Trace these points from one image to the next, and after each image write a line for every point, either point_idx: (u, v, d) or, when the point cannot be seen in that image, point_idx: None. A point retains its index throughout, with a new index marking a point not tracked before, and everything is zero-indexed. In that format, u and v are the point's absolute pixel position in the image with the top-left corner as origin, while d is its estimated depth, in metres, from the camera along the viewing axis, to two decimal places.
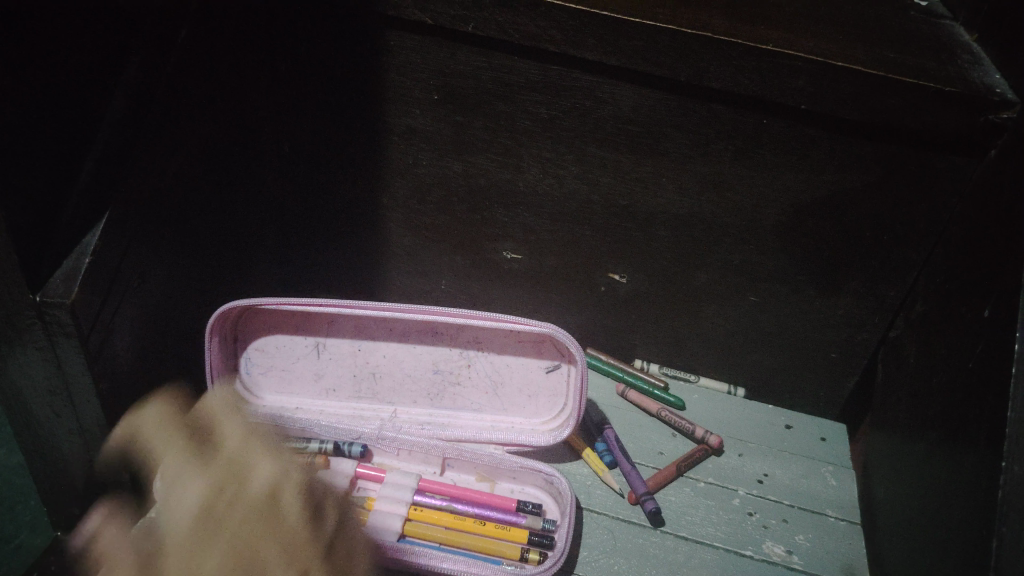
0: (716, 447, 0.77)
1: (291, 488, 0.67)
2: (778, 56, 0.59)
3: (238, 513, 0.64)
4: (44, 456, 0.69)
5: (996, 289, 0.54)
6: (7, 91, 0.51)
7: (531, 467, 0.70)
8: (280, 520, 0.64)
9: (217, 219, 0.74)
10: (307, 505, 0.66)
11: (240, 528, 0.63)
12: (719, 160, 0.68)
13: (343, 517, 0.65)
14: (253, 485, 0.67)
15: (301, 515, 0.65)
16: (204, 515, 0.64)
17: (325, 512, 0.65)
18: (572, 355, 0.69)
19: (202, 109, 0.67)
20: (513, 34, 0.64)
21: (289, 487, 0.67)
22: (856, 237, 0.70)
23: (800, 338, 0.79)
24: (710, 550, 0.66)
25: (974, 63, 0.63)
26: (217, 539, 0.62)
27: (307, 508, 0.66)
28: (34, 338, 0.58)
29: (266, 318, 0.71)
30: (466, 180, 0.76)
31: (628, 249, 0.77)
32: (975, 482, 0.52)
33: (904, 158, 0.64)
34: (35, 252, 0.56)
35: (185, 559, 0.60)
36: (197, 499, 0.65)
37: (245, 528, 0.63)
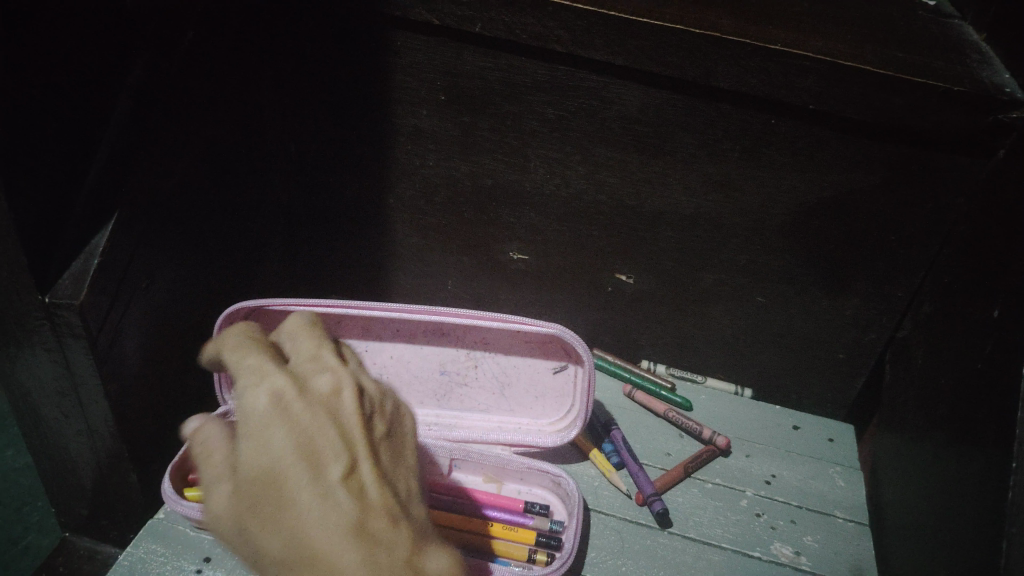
0: (723, 448, 0.77)
1: (360, 395, 0.59)
2: (786, 56, 0.59)
3: (314, 416, 0.55)
4: (53, 457, 0.69)
5: (1005, 289, 0.54)
6: (21, 93, 0.51)
7: (538, 468, 0.70)
8: (350, 423, 0.56)
9: (223, 220, 0.74)
10: (374, 419, 0.59)
11: (312, 429, 0.54)
12: (726, 160, 0.68)
13: (394, 439, 0.60)
14: (321, 382, 0.57)
15: (366, 425, 0.57)
16: (287, 410, 0.55)
17: (383, 429, 0.59)
18: (579, 356, 0.69)
19: (209, 110, 0.67)
20: (520, 34, 0.63)
21: (359, 396, 0.59)
22: (864, 237, 0.70)
23: (807, 338, 0.79)
24: (717, 551, 0.66)
25: (983, 62, 0.62)
26: (294, 435, 0.54)
27: (375, 425, 0.59)
28: (42, 339, 0.58)
29: (273, 319, 0.71)
30: (472, 181, 0.76)
31: (634, 249, 0.77)
32: (983, 483, 0.52)
33: (912, 158, 0.63)
34: (43, 253, 0.56)
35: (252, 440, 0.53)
36: (289, 390, 0.56)
37: (313, 430, 0.54)
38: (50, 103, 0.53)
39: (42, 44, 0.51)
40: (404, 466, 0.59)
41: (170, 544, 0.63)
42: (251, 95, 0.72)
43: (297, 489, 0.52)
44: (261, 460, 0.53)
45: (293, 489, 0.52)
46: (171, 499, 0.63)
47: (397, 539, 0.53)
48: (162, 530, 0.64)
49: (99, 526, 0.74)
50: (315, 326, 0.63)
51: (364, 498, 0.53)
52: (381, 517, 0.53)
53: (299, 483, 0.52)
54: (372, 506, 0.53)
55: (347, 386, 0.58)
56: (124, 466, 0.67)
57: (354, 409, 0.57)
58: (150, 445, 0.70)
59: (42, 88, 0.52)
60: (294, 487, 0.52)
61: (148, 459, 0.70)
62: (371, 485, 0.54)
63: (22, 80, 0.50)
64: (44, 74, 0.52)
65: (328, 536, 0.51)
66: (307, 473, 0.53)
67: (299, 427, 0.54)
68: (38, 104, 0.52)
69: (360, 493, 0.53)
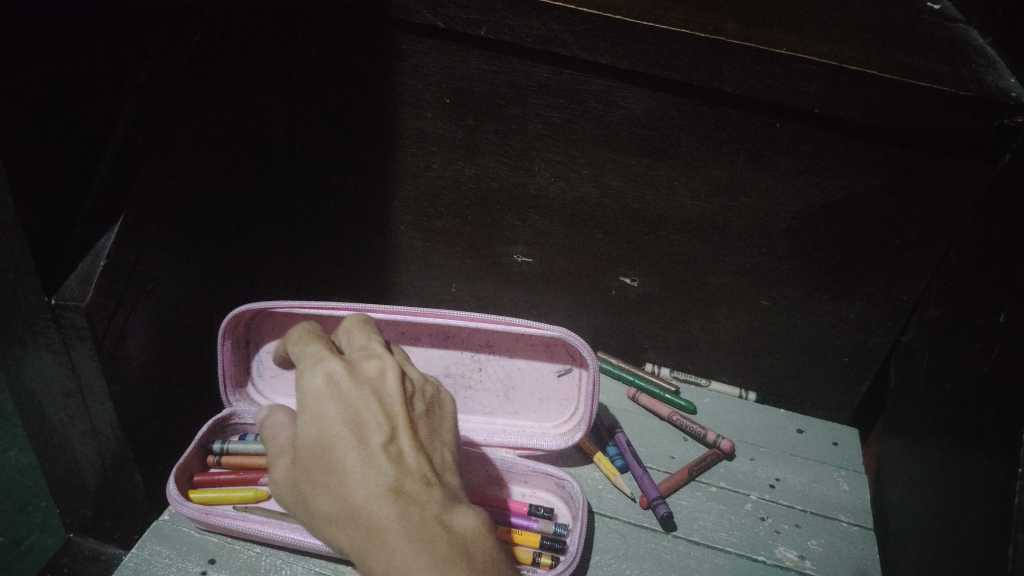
0: (728, 451, 0.77)
1: (404, 377, 0.60)
2: (791, 60, 0.59)
3: (362, 394, 0.56)
4: (58, 458, 0.69)
5: (1011, 293, 0.54)
6: (28, 96, 0.51)
7: (542, 471, 0.70)
8: (393, 400, 0.57)
9: (228, 222, 0.75)
10: (417, 400, 0.60)
11: (359, 404, 0.56)
12: (732, 163, 0.68)
13: (435, 418, 0.61)
14: (369, 364, 0.59)
15: (408, 403, 0.58)
16: (337, 388, 0.56)
17: (424, 410, 0.60)
18: (584, 359, 0.69)
19: (214, 113, 0.67)
20: (525, 38, 0.64)
21: (404, 378, 0.60)
22: (869, 241, 0.69)
23: (812, 342, 0.79)
24: (722, 555, 0.66)
25: (988, 67, 0.62)
26: (343, 410, 0.55)
27: (417, 405, 0.60)
28: (48, 340, 0.58)
29: (279, 321, 0.71)
30: (477, 184, 0.76)
31: (639, 252, 0.77)
32: (989, 488, 0.52)
33: (918, 162, 0.63)
34: (49, 255, 0.56)
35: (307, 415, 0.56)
36: (340, 371, 0.57)
37: (360, 405, 0.56)
38: (55, 105, 0.53)
39: (47, 46, 0.51)
40: (443, 444, 0.60)
41: (175, 546, 0.63)
42: (257, 98, 0.73)
43: (345, 456, 0.54)
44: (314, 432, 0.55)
45: (342, 455, 0.54)
46: (176, 500, 0.63)
47: (434, 503, 0.53)
48: (167, 532, 0.64)
49: (104, 527, 0.74)
50: (368, 324, 0.65)
51: (405, 466, 0.54)
52: (421, 485, 0.54)
53: (348, 451, 0.54)
54: (412, 474, 0.54)
55: (392, 366, 0.59)
56: (129, 467, 0.67)
57: (396, 387, 0.58)
58: (155, 447, 0.70)
59: (47, 91, 0.52)
60: (344, 454, 0.54)
61: (153, 461, 0.70)
62: (412, 455, 0.55)
63: (28, 82, 0.51)
64: (50, 76, 0.52)
65: (372, 498, 0.52)
66: (354, 442, 0.54)
67: (348, 403, 0.56)
68: (44, 107, 0.52)
69: (402, 463, 0.54)
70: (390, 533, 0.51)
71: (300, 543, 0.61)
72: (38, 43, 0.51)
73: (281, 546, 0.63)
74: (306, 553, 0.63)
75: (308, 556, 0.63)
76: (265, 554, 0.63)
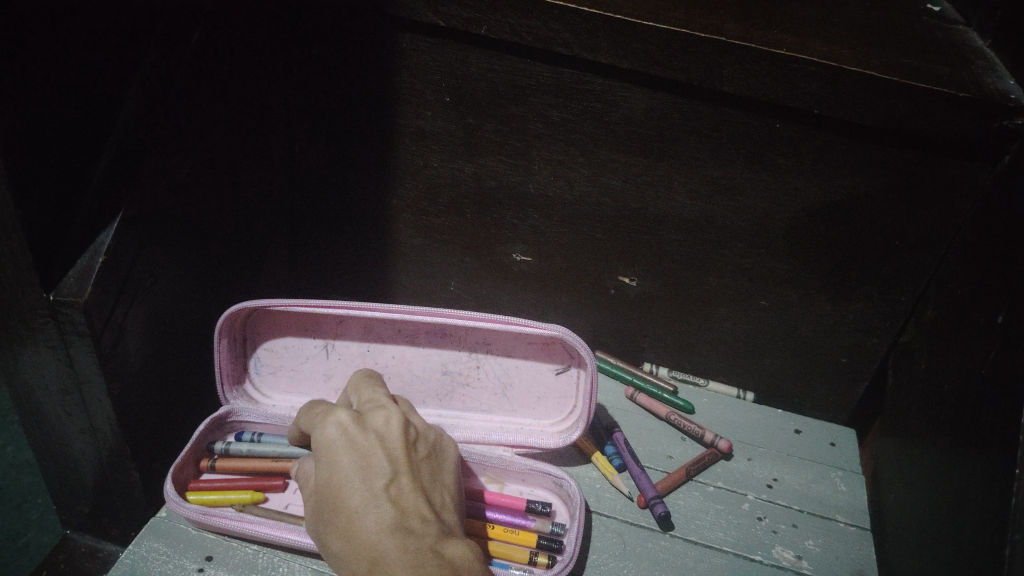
0: (725, 451, 0.77)
1: (409, 425, 0.62)
2: (791, 61, 0.59)
3: (368, 440, 0.59)
4: (55, 455, 0.69)
5: (1010, 295, 0.54)
6: (28, 91, 0.51)
7: (540, 469, 0.70)
8: (397, 445, 0.59)
9: (226, 219, 0.74)
10: (419, 446, 0.61)
11: (366, 448, 0.58)
12: (731, 164, 0.68)
13: (437, 463, 0.62)
14: (377, 413, 0.61)
15: (411, 447, 0.60)
16: (347, 435, 0.59)
17: (427, 454, 0.62)
18: (581, 358, 0.69)
19: (213, 110, 0.67)
20: (526, 37, 0.64)
21: (409, 426, 0.62)
22: (867, 241, 0.70)
23: (809, 343, 0.79)
24: (719, 555, 0.66)
25: (988, 69, 0.62)
26: (350, 456, 0.57)
27: (420, 451, 0.61)
28: (46, 337, 0.58)
29: (277, 319, 0.71)
30: (476, 183, 0.76)
31: (637, 252, 0.77)
32: (986, 488, 0.52)
33: (917, 163, 0.64)
34: (48, 252, 0.56)
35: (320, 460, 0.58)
36: (348, 420, 0.60)
37: (366, 450, 0.58)
38: (55, 102, 0.53)
39: (48, 44, 0.51)
40: (444, 487, 0.61)
41: (173, 543, 0.63)
42: (257, 96, 0.73)
43: (351, 496, 0.55)
44: (325, 475, 0.57)
45: (348, 496, 0.55)
46: (173, 501, 0.63)
47: (428, 535, 0.54)
48: (164, 529, 0.64)
49: (100, 524, 0.74)
50: (372, 377, 0.68)
51: (406, 504, 0.55)
52: (419, 522, 0.55)
53: (353, 491, 0.56)
54: (411, 511, 0.55)
55: (397, 415, 0.61)
56: (126, 465, 0.67)
57: (401, 433, 0.60)
58: (152, 444, 0.70)
59: (47, 87, 0.52)
60: (350, 495, 0.55)
61: (151, 458, 0.70)
62: (413, 495, 0.56)
63: (28, 79, 0.50)
64: (49, 73, 0.52)
65: (373, 535, 0.53)
66: (359, 484, 0.56)
67: (356, 447, 0.58)
68: (44, 104, 0.52)
69: (403, 502, 0.56)
70: (388, 565, 0.52)
71: (297, 541, 0.61)
72: (40, 40, 0.51)
73: (278, 544, 0.63)
74: (304, 551, 0.63)
75: (305, 554, 0.63)
76: (262, 552, 0.63)
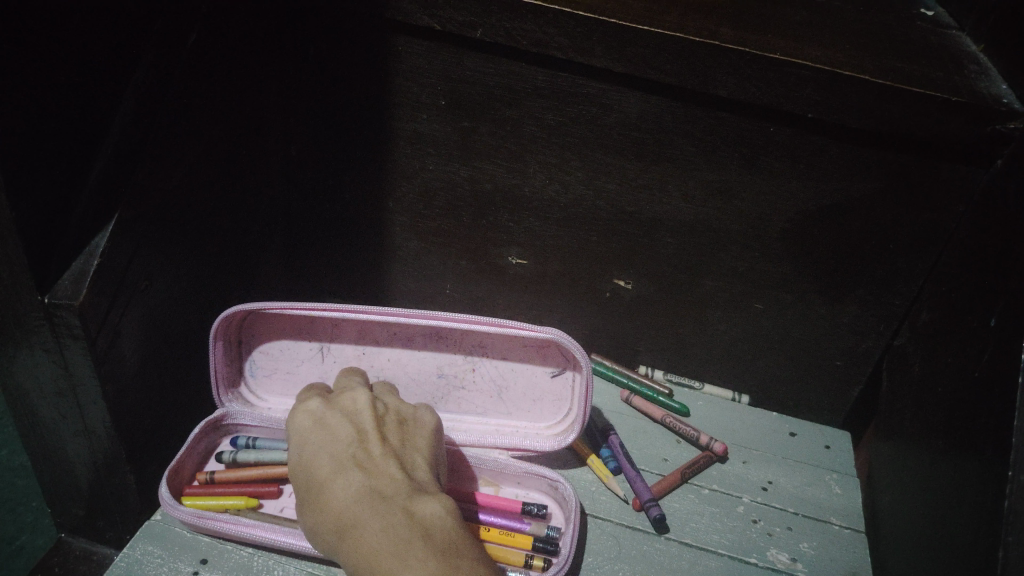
0: (720, 454, 0.77)
1: (377, 402, 0.64)
2: (785, 65, 0.60)
3: (337, 418, 0.61)
4: (49, 458, 0.69)
5: (1003, 298, 0.54)
6: (25, 94, 0.51)
7: (535, 472, 0.70)
8: (365, 419, 0.62)
9: (221, 221, 0.75)
10: (390, 419, 0.63)
11: (333, 425, 0.61)
12: (725, 167, 0.68)
13: (411, 433, 0.63)
14: (344, 395, 0.64)
15: (380, 421, 0.62)
16: (315, 417, 0.62)
17: (399, 426, 0.63)
18: (576, 361, 0.69)
19: (208, 113, 0.67)
20: (521, 41, 0.64)
21: (379, 404, 0.64)
22: (861, 245, 0.70)
23: (803, 346, 0.79)
24: (714, 557, 0.66)
25: (981, 73, 0.63)
26: (319, 434, 0.60)
27: (390, 423, 0.63)
28: (41, 339, 0.58)
29: (274, 321, 0.71)
30: (472, 186, 0.76)
31: (632, 255, 0.77)
32: (979, 490, 0.52)
33: (910, 167, 0.64)
34: (43, 256, 0.56)
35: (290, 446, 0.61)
36: (316, 404, 0.63)
37: (333, 428, 0.60)
38: (52, 105, 0.53)
39: (45, 48, 0.51)
40: (419, 452, 0.62)
41: (168, 546, 0.63)
42: (251, 98, 0.73)
43: (319, 468, 0.58)
44: (296, 456, 0.60)
45: (318, 468, 0.58)
46: (169, 504, 0.63)
47: (398, 496, 0.55)
48: (159, 532, 0.64)
49: (95, 527, 0.74)
50: (355, 370, 0.72)
51: (375, 469, 0.57)
52: (390, 480, 0.57)
53: (323, 462, 0.58)
54: (380, 475, 0.57)
55: (362, 393, 0.64)
56: (121, 467, 0.67)
57: (367, 408, 0.62)
58: (147, 446, 0.70)
59: (44, 90, 0.52)
60: (320, 468, 0.58)
61: (146, 461, 0.70)
62: (381, 458, 0.58)
63: (24, 82, 0.50)
64: (46, 76, 0.52)
65: (342, 499, 0.55)
66: (329, 455, 0.58)
67: (324, 426, 0.61)
68: (41, 108, 0.52)
69: (370, 467, 0.57)
70: (358, 525, 0.54)
71: (293, 544, 0.61)
72: (35, 42, 0.50)
73: (273, 547, 0.63)
74: (299, 553, 0.63)
75: (301, 557, 0.63)
76: (258, 555, 0.63)
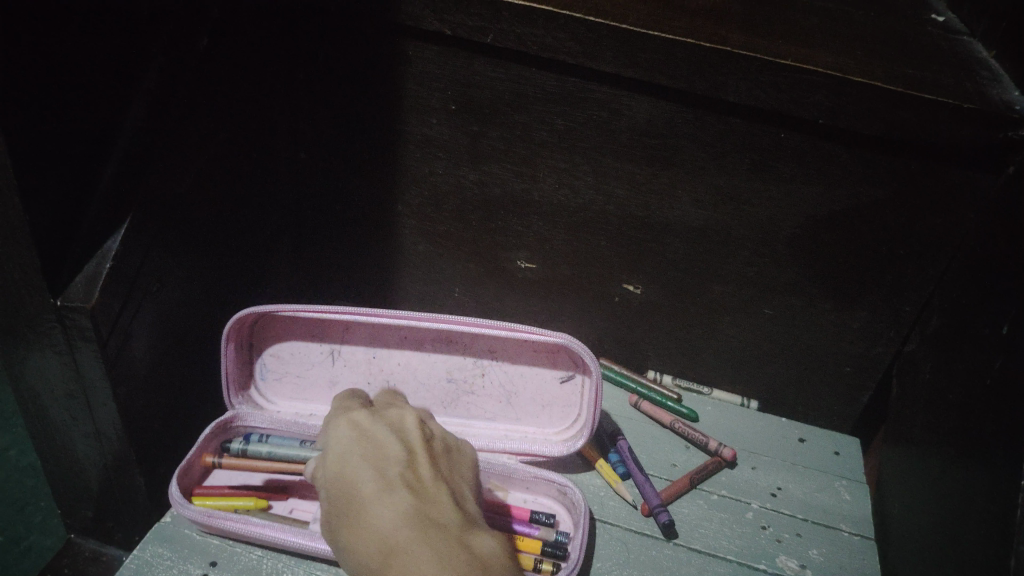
0: (729, 460, 0.77)
1: (423, 426, 0.65)
2: (796, 71, 0.60)
3: (384, 434, 0.61)
4: (59, 459, 0.69)
5: (1014, 305, 0.54)
6: (40, 100, 0.51)
7: (544, 477, 0.70)
8: (413, 439, 0.62)
9: (231, 224, 0.75)
10: (435, 445, 0.64)
11: (381, 441, 0.61)
12: (735, 173, 0.68)
13: (453, 462, 0.63)
14: (391, 413, 0.65)
15: (427, 444, 0.63)
16: (360, 431, 0.62)
17: (444, 453, 0.63)
18: (586, 366, 0.69)
19: (218, 117, 0.67)
20: (531, 46, 0.64)
21: (425, 428, 0.65)
22: (871, 251, 0.70)
23: (813, 352, 0.79)
24: (723, 564, 0.66)
25: (993, 79, 0.63)
26: (365, 448, 0.60)
27: (436, 449, 0.63)
28: (52, 342, 0.58)
29: (284, 324, 0.72)
30: (481, 190, 0.77)
31: (641, 260, 0.77)
32: (990, 498, 0.52)
33: (921, 173, 0.64)
34: (55, 259, 0.56)
35: (332, 458, 0.60)
36: (364, 418, 0.64)
37: (382, 443, 0.60)
38: (64, 109, 0.54)
39: (59, 53, 0.52)
40: (464, 483, 0.62)
41: (178, 548, 0.63)
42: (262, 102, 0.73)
43: (363, 484, 0.57)
44: (337, 469, 0.59)
45: (361, 483, 0.57)
46: (178, 502, 0.63)
47: (451, 523, 0.54)
48: (168, 534, 0.64)
49: (104, 529, 0.74)
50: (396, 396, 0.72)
51: (424, 492, 0.56)
52: (438, 507, 0.56)
53: (369, 478, 0.57)
54: (429, 499, 0.56)
55: (412, 413, 0.64)
56: (130, 469, 0.67)
57: (416, 429, 0.63)
58: (156, 449, 0.70)
59: (57, 95, 0.53)
60: (366, 483, 0.57)
61: (155, 463, 0.70)
62: (430, 483, 0.57)
63: (39, 87, 0.51)
64: (59, 80, 0.52)
65: (388, 519, 0.54)
66: (376, 471, 0.57)
67: (370, 441, 0.61)
68: (54, 112, 0.53)
69: (419, 488, 0.57)
70: (405, 547, 0.52)
71: (302, 546, 0.61)
72: (48, 44, 0.51)
73: (282, 549, 0.63)
74: (307, 556, 0.63)
75: (309, 560, 0.63)
76: (266, 558, 0.63)
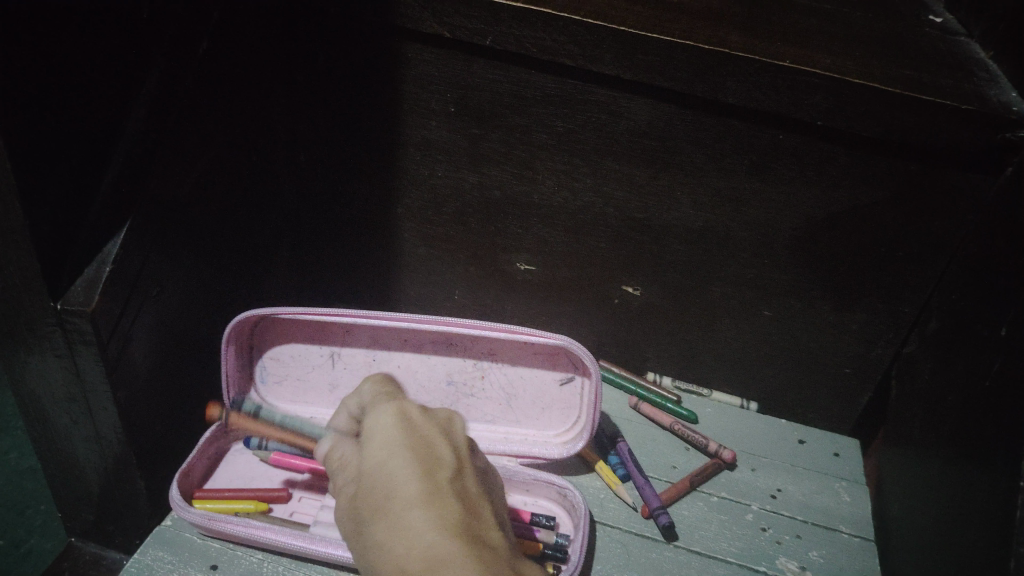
0: (729, 461, 0.77)
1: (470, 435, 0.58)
2: (794, 73, 0.60)
3: (434, 434, 0.54)
4: (59, 462, 0.69)
5: (1013, 306, 0.54)
6: (40, 104, 0.51)
7: (544, 479, 0.70)
8: (462, 446, 0.54)
9: (231, 227, 0.75)
10: (476, 459, 0.56)
11: (430, 439, 0.53)
12: (734, 175, 0.68)
13: (489, 483, 0.56)
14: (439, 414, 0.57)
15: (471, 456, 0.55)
16: (409, 423, 0.54)
17: (482, 471, 0.56)
18: (585, 368, 0.69)
19: (217, 120, 0.67)
20: (530, 49, 0.64)
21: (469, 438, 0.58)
22: (871, 252, 0.70)
23: (812, 353, 0.79)
24: (723, 566, 0.66)
25: (991, 81, 0.63)
26: (415, 442, 0.52)
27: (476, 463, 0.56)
28: (52, 345, 0.58)
29: (284, 327, 0.72)
30: (480, 193, 0.77)
31: (640, 262, 0.77)
32: (990, 499, 0.52)
33: (920, 175, 0.64)
34: (55, 263, 0.56)
35: (377, 445, 0.52)
36: (412, 413, 0.55)
37: (432, 442, 0.53)
38: (64, 113, 0.54)
39: (59, 57, 0.52)
40: (500, 507, 0.55)
41: (178, 552, 0.63)
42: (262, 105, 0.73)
43: (411, 481, 0.49)
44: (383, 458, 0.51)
45: (409, 480, 0.49)
46: (179, 505, 0.63)
47: (499, 549, 0.47)
48: (169, 538, 0.64)
49: (105, 532, 0.74)
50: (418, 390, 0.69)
51: (473, 507, 0.49)
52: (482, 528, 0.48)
53: (417, 477, 0.49)
54: (478, 517, 0.49)
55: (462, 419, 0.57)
56: (131, 473, 0.67)
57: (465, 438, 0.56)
58: (156, 452, 0.70)
59: (57, 99, 0.53)
60: (404, 483, 0.49)
61: (155, 466, 0.70)
62: (478, 496, 0.50)
63: (39, 91, 0.51)
64: (59, 84, 0.52)
65: (434, 526, 0.46)
66: (426, 471, 0.50)
67: (418, 436, 0.53)
68: (54, 115, 0.53)
69: (468, 501, 0.49)
70: (451, 562, 0.44)
71: (302, 549, 0.62)
72: (48, 44, 0.51)
73: (282, 552, 0.63)
74: (307, 559, 0.63)
75: (309, 564, 0.63)
76: (266, 561, 0.63)
